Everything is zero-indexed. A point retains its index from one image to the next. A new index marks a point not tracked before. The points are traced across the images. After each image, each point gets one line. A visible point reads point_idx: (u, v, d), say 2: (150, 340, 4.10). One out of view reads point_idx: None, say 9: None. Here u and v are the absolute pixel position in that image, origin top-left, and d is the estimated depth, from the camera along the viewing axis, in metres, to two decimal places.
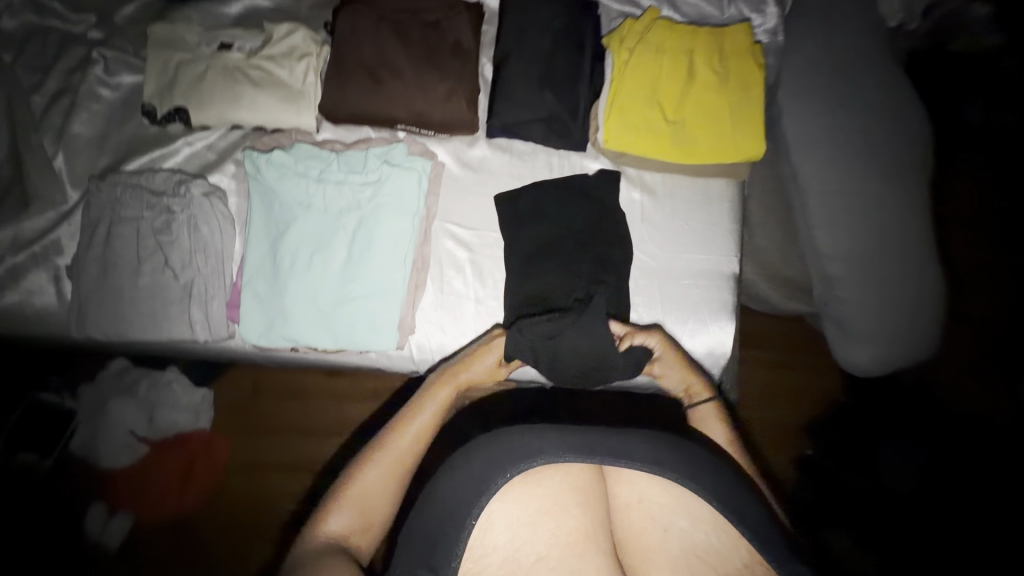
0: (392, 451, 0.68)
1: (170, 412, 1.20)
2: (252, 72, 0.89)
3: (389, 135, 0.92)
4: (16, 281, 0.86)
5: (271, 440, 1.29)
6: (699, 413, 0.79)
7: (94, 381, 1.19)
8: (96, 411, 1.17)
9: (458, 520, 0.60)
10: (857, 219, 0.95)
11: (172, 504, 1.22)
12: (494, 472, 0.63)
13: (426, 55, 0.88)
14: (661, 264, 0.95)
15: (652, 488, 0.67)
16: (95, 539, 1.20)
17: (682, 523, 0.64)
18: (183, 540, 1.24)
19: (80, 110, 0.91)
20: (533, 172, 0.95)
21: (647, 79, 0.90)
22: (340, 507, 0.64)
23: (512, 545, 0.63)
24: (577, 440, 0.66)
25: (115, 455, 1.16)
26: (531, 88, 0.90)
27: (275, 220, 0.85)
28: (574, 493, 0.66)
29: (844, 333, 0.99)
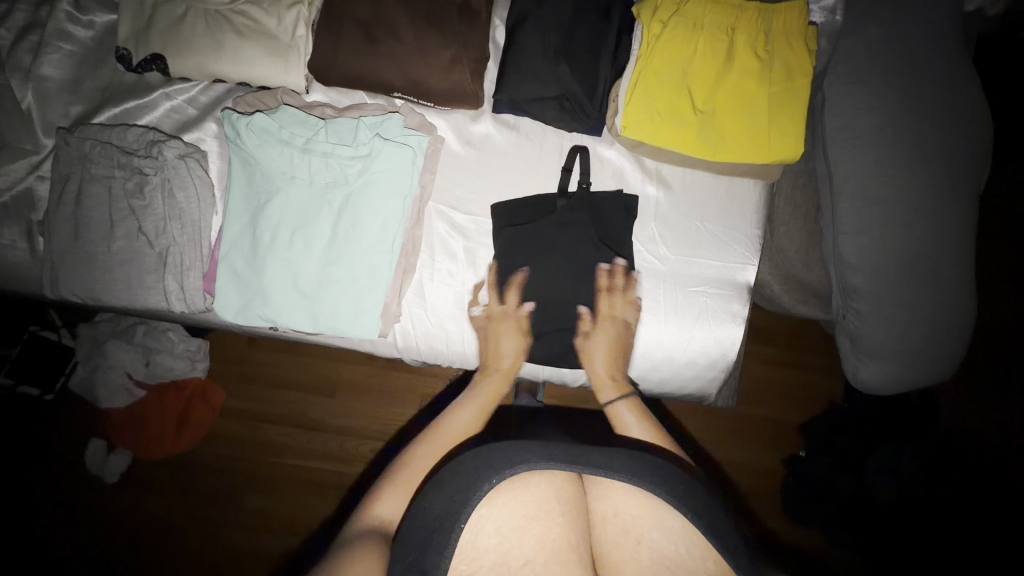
0: (440, 435, 0.76)
1: (167, 359, 1.19)
2: (237, 20, 0.80)
3: (385, 103, 0.85)
4: None
5: (258, 398, 1.27)
6: (617, 407, 0.80)
7: (93, 323, 1.19)
8: (94, 351, 1.17)
9: (447, 523, 0.57)
10: (894, 235, 0.86)
11: (166, 447, 1.22)
12: (472, 483, 0.60)
13: (429, 13, 0.77)
14: (671, 268, 0.87)
15: (627, 499, 0.63)
16: (95, 472, 1.22)
17: (654, 534, 0.60)
18: (171, 484, 1.25)
19: (48, 48, 0.83)
20: (541, 155, 0.87)
21: (677, 60, 0.79)
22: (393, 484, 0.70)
23: (503, 549, 0.58)
24: (565, 450, 0.63)
25: (113, 396, 1.16)
26: (545, 61, 0.80)
27: (256, 192, 0.79)
28: (561, 503, 0.62)
29: (856, 348, 0.92)
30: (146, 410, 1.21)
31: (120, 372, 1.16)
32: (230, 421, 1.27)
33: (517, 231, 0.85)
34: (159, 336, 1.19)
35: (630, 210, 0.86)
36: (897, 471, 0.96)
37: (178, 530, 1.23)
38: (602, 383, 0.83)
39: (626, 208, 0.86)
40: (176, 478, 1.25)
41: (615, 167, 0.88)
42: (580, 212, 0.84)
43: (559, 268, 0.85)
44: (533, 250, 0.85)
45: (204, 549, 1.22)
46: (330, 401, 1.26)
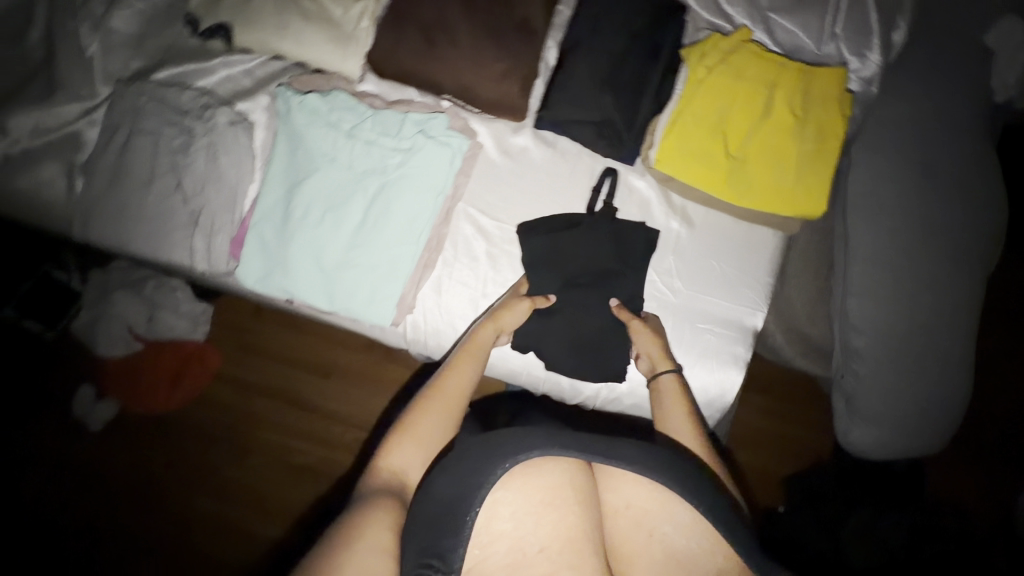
0: (440, 399, 0.74)
1: (170, 318, 1.22)
2: (305, 4, 0.84)
3: (433, 102, 0.86)
4: (30, 167, 0.84)
5: (254, 369, 1.28)
6: (661, 383, 0.82)
7: (106, 270, 1.23)
8: (100, 299, 1.20)
9: (457, 510, 0.62)
10: (899, 302, 0.88)
11: (160, 399, 1.24)
12: (486, 467, 0.65)
13: (490, 26, 0.80)
14: (680, 302, 0.89)
15: (639, 493, 0.67)
16: (78, 416, 1.23)
17: (665, 528, 0.64)
18: (152, 441, 1.24)
19: (122, 4, 0.85)
20: (572, 175, 0.89)
21: (716, 105, 0.82)
22: (396, 448, 0.69)
23: (518, 534, 0.63)
24: (571, 438, 0.68)
25: (112, 346, 1.19)
26: (592, 89, 0.83)
27: (295, 167, 0.81)
28: (574, 491, 0.66)
29: (851, 410, 0.92)
30: (142, 363, 1.22)
31: (121, 324, 1.19)
32: (223, 389, 1.27)
33: (540, 239, 0.86)
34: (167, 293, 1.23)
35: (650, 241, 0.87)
36: (874, 534, 0.98)
37: (153, 489, 1.22)
38: (647, 359, 0.84)
39: (647, 237, 0.87)
40: (157, 437, 1.25)
41: (643, 198, 0.90)
42: (604, 234, 0.86)
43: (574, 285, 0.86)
44: (554, 263, 0.86)
45: (173, 511, 1.22)
46: (324, 380, 1.27)
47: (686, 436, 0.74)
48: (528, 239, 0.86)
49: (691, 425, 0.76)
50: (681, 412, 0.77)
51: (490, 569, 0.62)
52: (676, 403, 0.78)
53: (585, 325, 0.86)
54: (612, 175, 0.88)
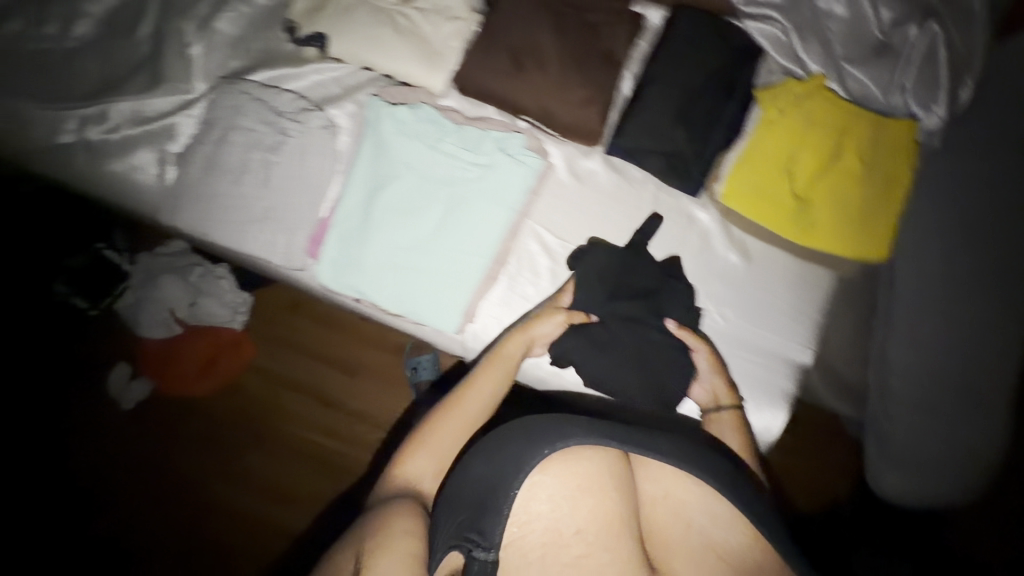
0: (455, 412, 0.78)
1: (212, 305, 1.22)
2: (399, 20, 0.88)
3: (509, 121, 0.90)
4: (125, 152, 0.88)
5: (291, 363, 1.30)
6: (719, 417, 0.85)
7: (153, 253, 1.22)
8: (147, 281, 1.21)
9: (499, 490, 0.69)
10: (944, 339, 0.84)
11: (190, 388, 1.26)
12: (528, 452, 0.72)
13: (577, 55, 0.83)
14: (732, 332, 0.91)
15: (676, 486, 0.75)
16: (114, 395, 1.26)
17: (702, 520, 0.72)
18: (186, 422, 1.27)
19: (228, 8, 0.89)
20: (638, 201, 0.92)
21: (786, 146, 0.85)
22: (413, 454, 0.75)
23: (555, 515, 0.71)
24: (610, 429, 0.74)
25: (152, 328, 1.21)
26: (666, 121, 0.87)
27: (377, 173, 0.85)
28: (612, 479, 0.74)
29: (881, 448, 0.87)
30: (176, 349, 1.23)
31: (164, 308, 1.19)
32: (256, 379, 1.29)
33: (594, 260, 0.88)
34: (211, 282, 1.23)
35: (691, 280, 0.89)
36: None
37: (170, 475, 1.25)
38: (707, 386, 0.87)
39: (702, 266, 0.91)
40: (190, 420, 1.28)
41: (704, 230, 0.91)
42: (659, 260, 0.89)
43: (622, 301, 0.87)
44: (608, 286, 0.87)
45: (199, 491, 1.25)
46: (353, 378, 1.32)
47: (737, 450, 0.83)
48: (583, 263, 0.88)
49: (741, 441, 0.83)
50: (734, 437, 0.84)
51: (528, 545, 0.69)
52: (729, 428, 0.85)
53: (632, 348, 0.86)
54: (655, 222, 0.90)
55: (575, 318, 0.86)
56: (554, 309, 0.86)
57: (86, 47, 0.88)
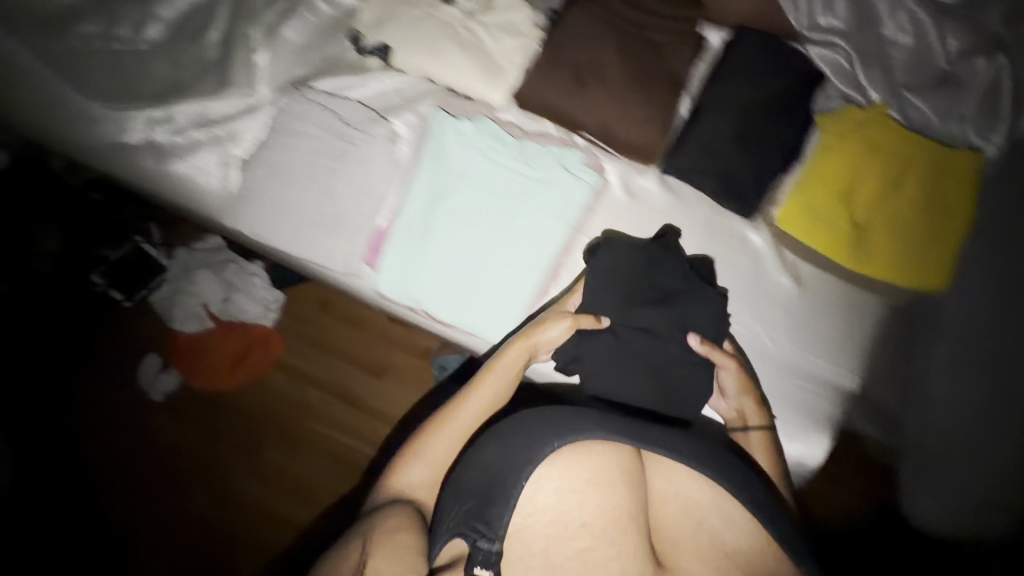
0: (450, 422, 0.79)
1: (243, 301, 1.28)
2: (463, 34, 0.90)
3: (566, 137, 0.90)
4: (190, 154, 0.90)
5: (324, 365, 1.31)
6: (749, 436, 0.85)
7: (190, 249, 1.32)
8: (182, 275, 1.29)
9: (507, 480, 0.72)
10: (981, 369, 0.82)
11: (223, 379, 1.30)
12: (538, 443, 0.74)
13: (640, 75, 0.83)
14: (779, 355, 0.92)
15: (689, 485, 0.76)
16: (146, 385, 1.30)
17: (713, 521, 0.74)
18: (213, 413, 1.30)
19: (296, 17, 0.91)
20: (691, 221, 0.92)
21: (845, 172, 0.85)
22: (410, 462, 0.77)
23: (560, 508, 0.72)
24: (622, 425, 0.76)
25: (186, 320, 1.27)
26: (723, 143, 0.87)
27: (436, 184, 0.86)
28: (622, 475, 0.74)
29: (917, 477, 0.84)
30: (213, 341, 1.29)
31: (198, 302, 1.26)
32: (284, 377, 1.31)
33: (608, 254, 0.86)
34: (244, 278, 1.29)
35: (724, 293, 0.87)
36: None
37: (181, 468, 1.27)
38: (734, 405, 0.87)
39: (749, 287, 0.92)
40: (216, 410, 1.30)
41: (755, 252, 0.92)
42: (677, 265, 0.86)
43: (639, 306, 0.84)
44: (625, 289, 0.85)
45: (217, 480, 1.27)
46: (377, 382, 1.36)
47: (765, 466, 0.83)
48: (594, 262, 0.86)
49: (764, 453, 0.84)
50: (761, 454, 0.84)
51: (530, 536, 0.71)
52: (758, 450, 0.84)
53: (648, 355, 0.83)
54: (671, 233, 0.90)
55: (583, 323, 0.83)
56: (559, 314, 0.84)
57: (156, 50, 0.90)
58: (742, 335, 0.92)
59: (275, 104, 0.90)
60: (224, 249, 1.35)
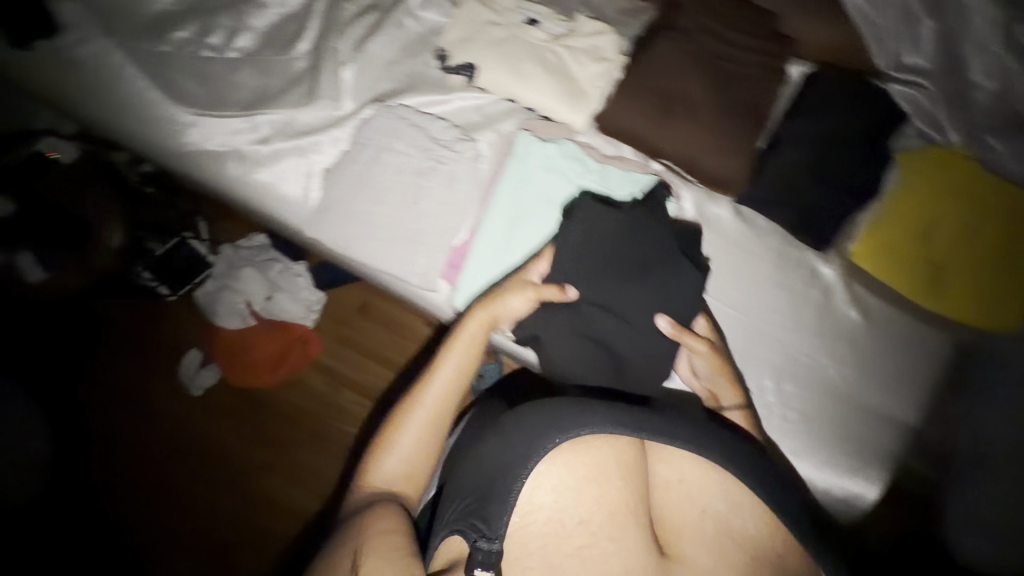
0: (420, 407, 0.77)
1: (287, 301, 1.28)
2: (548, 56, 0.91)
3: (643, 162, 0.92)
4: (274, 162, 0.92)
5: (365, 370, 1.32)
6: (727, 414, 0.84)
7: (235, 246, 1.31)
8: (229, 271, 1.29)
9: (510, 474, 0.72)
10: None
11: (262, 379, 1.31)
12: (540, 438, 0.73)
13: (725, 108, 0.86)
14: (844, 388, 0.92)
15: (693, 471, 0.76)
16: (186, 382, 1.32)
17: (720, 507, 0.74)
18: (251, 409, 1.32)
19: (383, 32, 0.93)
20: (762, 251, 0.93)
21: (923, 210, 0.88)
22: (384, 458, 0.75)
23: (556, 506, 0.73)
24: (624, 418, 0.75)
25: (228, 316, 1.27)
26: (800, 175, 0.88)
27: (517, 204, 0.87)
28: (619, 468, 0.75)
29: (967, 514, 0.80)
30: (256, 340, 1.29)
31: (241, 298, 1.26)
32: (321, 377, 1.33)
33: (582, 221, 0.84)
34: (290, 278, 1.29)
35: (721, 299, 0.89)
36: None
37: (193, 458, 1.30)
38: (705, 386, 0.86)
39: (816, 320, 0.93)
40: (247, 407, 1.33)
41: (826, 285, 0.93)
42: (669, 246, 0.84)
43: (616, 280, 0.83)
44: (615, 274, 0.83)
45: (240, 471, 1.30)
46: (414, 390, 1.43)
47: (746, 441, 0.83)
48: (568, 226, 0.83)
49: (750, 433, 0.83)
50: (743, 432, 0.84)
51: (530, 534, 0.72)
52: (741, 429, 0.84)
53: (617, 337, 0.83)
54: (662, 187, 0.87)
55: (548, 295, 0.82)
56: (524, 285, 0.82)
57: (246, 58, 0.92)
58: (809, 366, 0.93)
59: (361, 118, 0.92)
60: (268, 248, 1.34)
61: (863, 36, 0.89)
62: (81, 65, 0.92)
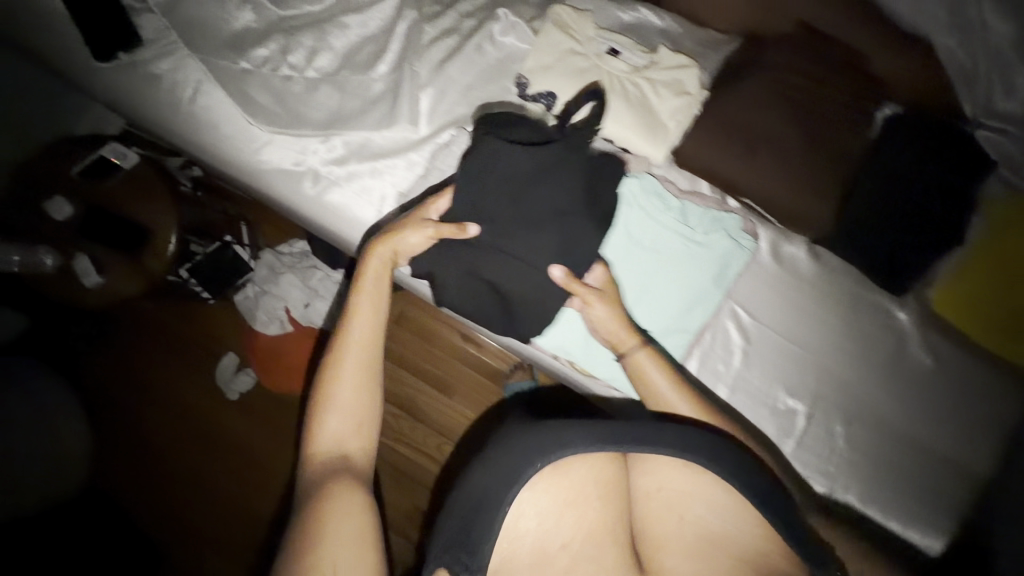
0: (347, 358, 0.78)
1: (325, 308, 1.32)
2: (629, 87, 0.89)
3: (720, 198, 0.91)
4: (350, 181, 0.92)
5: (406, 384, 1.42)
6: (637, 359, 0.82)
7: (275, 252, 1.37)
8: (269, 278, 1.35)
9: (493, 500, 0.74)
10: None
11: (285, 384, 1.39)
12: (522, 466, 0.75)
13: (819, 150, 0.85)
14: (917, 436, 0.90)
15: (672, 479, 0.77)
16: (223, 388, 1.42)
17: (699, 511, 0.75)
18: (261, 411, 1.41)
19: (461, 56, 0.92)
20: (837, 293, 0.91)
21: (1009, 260, 0.85)
22: (326, 422, 0.75)
23: (542, 529, 0.76)
24: (594, 431, 0.76)
25: (268, 323, 1.35)
26: (880, 217, 0.85)
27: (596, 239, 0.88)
28: (597, 487, 0.78)
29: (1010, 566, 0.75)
30: (292, 344, 1.35)
31: (281, 305, 1.33)
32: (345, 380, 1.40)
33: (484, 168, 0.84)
34: (329, 286, 1.33)
35: (766, 339, 0.92)
36: None
37: (202, 443, 1.40)
38: (609, 340, 0.84)
39: (887, 366, 0.91)
40: (260, 405, 1.42)
41: (901, 330, 0.91)
42: (706, 277, 0.87)
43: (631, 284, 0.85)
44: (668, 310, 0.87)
45: (259, 463, 1.40)
46: (444, 398, 1.41)
47: (661, 382, 0.81)
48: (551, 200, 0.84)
49: (672, 380, 0.81)
50: (659, 376, 0.81)
51: (518, 559, 0.75)
52: (658, 373, 0.82)
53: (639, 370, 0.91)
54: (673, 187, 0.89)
55: (446, 232, 0.82)
56: (423, 222, 0.83)
57: (324, 78, 0.92)
58: (876, 410, 0.91)
59: (439, 141, 0.92)
60: (308, 255, 1.38)
61: (952, 79, 0.87)
62: (161, 80, 0.92)
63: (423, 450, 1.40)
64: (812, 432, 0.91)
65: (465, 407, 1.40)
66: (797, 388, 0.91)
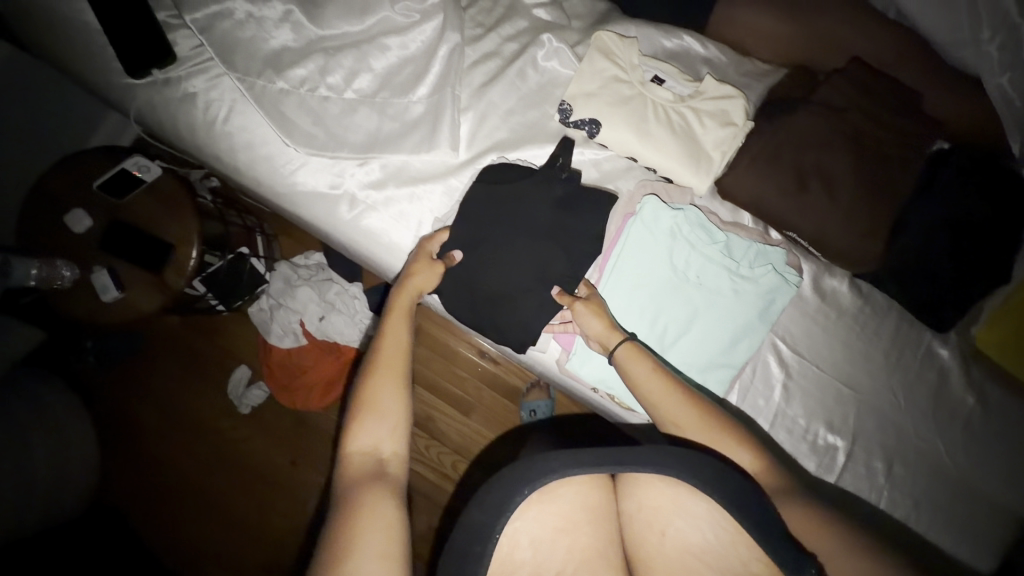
0: (389, 364, 0.74)
1: (341, 322, 1.28)
2: (673, 117, 0.88)
3: (761, 231, 0.91)
4: (387, 206, 0.91)
5: (427, 401, 1.38)
6: (619, 354, 0.81)
7: (290, 263, 1.31)
8: (283, 292, 1.29)
9: (483, 533, 0.69)
10: None
11: (286, 398, 1.36)
12: (508, 495, 0.71)
13: (869, 186, 0.84)
14: (960, 475, 0.88)
15: (649, 494, 0.74)
16: (236, 403, 1.39)
17: (678, 524, 0.71)
18: (257, 425, 1.39)
19: (503, 81, 0.91)
20: (879, 329, 0.90)
21: None
22: (361, 428, 0.69)
23: (536, 559, 0.72)
24: (577, 455, 0.73)
25: (282, 336, 1.31)
26: (926, 254, 0.84)
27: (637, 269, 0.87)
28: (586, 512, 0.75)
29: None
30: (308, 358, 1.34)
31: (295, 318, 1.28)
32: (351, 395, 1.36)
33: (487, 193, 0.87)
34: (346, 300, 1.28)
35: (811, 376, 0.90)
36: None
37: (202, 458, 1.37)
38: (596, 339, 0.84)
39: (930, 404, 0.89)
40: (253, 419, 1.40)
41: (943, 367, 0.90)
42: (747, 309, 0.86)
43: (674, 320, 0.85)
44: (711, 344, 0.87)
45: (270, 479, 1.37)
46: (463, 418, 1.38)
47: (650, 376, 0.79)
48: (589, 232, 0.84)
49: (668, 380, 0.79)
50: (648, 367, 0.80)
51: None
52: (645, 364, 0.80)
53: None
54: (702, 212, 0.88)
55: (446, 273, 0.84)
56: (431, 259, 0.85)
57: (362, 100, 0.89)
58: (919, 448, 0.89)
59: (479, 166, 0.91)
60: (325, 268, 1.34)
61: (1000, 117, 0.86)
62: (195, 99, 0.91)
63: (442, 472, 1.37)
64: (854, 470, 0.89)
65: (484, 426, 1.37)
66: (838, 424, 0.89)
